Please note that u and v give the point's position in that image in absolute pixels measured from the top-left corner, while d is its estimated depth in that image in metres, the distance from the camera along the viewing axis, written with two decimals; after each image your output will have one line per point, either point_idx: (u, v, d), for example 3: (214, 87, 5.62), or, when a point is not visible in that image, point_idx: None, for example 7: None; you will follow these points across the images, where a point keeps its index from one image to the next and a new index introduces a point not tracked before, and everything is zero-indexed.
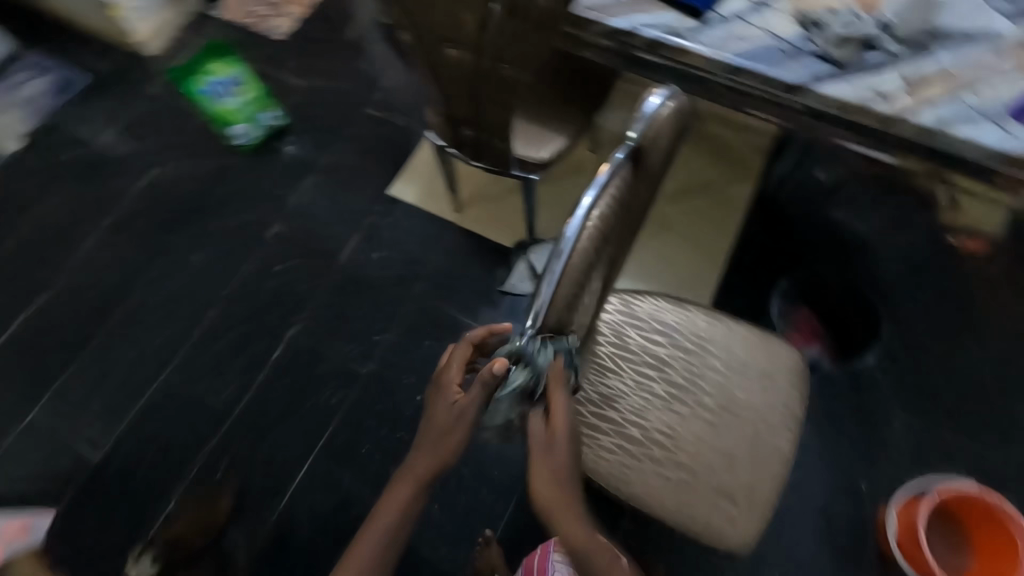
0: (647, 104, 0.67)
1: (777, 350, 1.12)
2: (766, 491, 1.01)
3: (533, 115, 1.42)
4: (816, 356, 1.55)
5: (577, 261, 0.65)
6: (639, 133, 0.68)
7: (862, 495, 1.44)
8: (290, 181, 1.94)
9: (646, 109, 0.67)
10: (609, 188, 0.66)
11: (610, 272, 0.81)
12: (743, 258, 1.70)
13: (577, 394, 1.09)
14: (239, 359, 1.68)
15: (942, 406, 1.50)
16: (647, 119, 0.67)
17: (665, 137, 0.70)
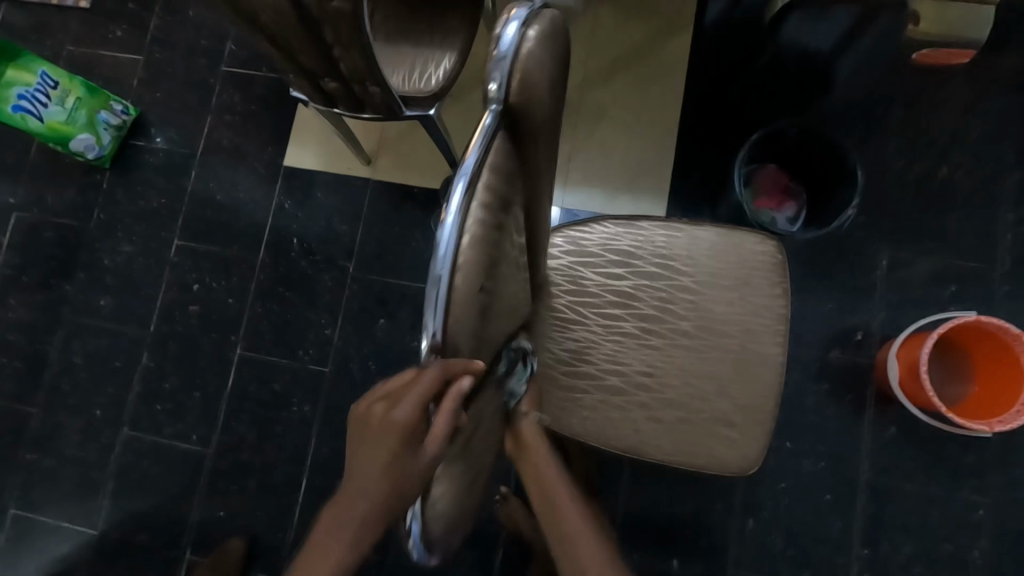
0: (501, 42, 0.49)
1: (748, 246, 0.99)
2: (764, 404, 0.95)
3: (407, 36, 1.15)
4: (793, 215, 1.41)
5: (466, 279, 0.50)
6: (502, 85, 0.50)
7: (857, 344, 1.39)
8: (170, 184, 1.66)
9: (501, 48, 0.49)
10: (480, 176, 0.50)
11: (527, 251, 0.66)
12: (693, 127, 1.50)
13: (544, 360, 0.97)
14: (196, 395, 1.56)
15: (925, 231, 1.41)
16: (506, 59, 0.49)
17: (541, 76, 0.52)
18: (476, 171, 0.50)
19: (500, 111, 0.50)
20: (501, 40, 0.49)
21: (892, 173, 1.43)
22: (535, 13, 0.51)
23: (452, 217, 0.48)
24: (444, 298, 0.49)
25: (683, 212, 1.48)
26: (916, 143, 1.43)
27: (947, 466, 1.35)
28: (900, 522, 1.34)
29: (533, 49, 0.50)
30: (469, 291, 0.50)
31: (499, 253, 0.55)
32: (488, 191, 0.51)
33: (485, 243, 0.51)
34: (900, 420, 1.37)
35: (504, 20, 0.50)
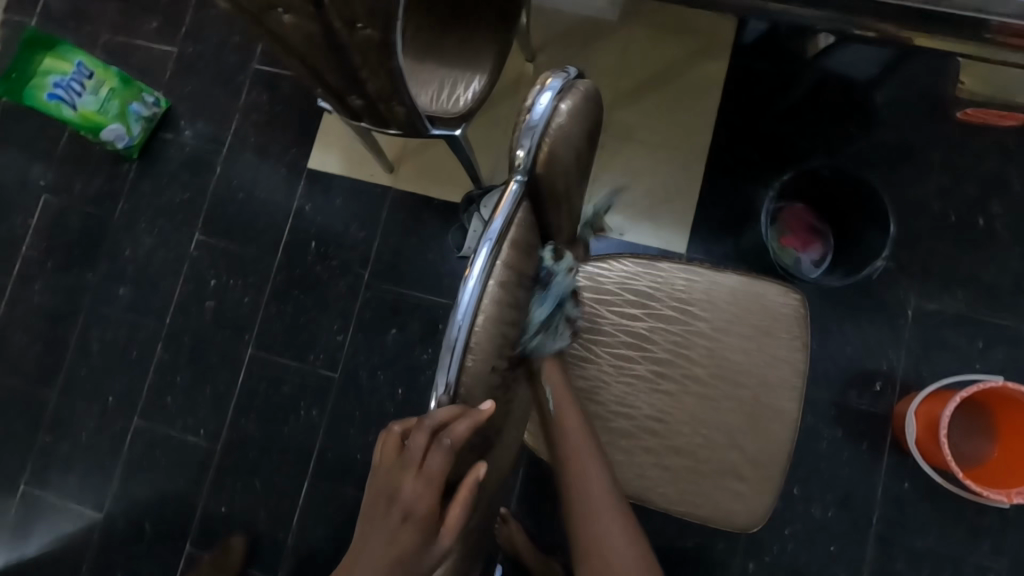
0: (535, 110, 0.56)
1: (769, 296, 0.96)
2: (775, 457, 0.93)
3: (437, 54, 1.14)
4: (818, 254, 1.37)
5: (485, 340, 0.50)
6: (533, 148, 0.55)
7: (876, 391, 1.34)
8: (194, 178, 1.68)
9: (535, 115, 0.56)
10: (507, 234, 0.53)
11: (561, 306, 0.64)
12: (723, 157, 1.47)
13: None
14: (206, 389, 1.58)
15: (957, 279, 1.35)
16: (537, 126, 0.56)
17: (567, 142, 0.58)
18: (503, 222, 0.53)
19: (528, 169, 0.55)
20: (534, 108, 0.56)
21: (926, 217, 1.38)
22: (569, 87, 0.58)
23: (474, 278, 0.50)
24: (461, 344, 0.49)
25: (705, 242, 1.45)
26: (954, 188, 1.38)
27: (965, 526, 1.28)
28: None
29: (562, 119, 0.57)
30: (485, 341, 0.50)
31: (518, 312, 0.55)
32: (513, 243, 0.53)
33: (506, 293, 0.52)
34: (916, 474, 1.31)
35: (536, 91, 0.57)
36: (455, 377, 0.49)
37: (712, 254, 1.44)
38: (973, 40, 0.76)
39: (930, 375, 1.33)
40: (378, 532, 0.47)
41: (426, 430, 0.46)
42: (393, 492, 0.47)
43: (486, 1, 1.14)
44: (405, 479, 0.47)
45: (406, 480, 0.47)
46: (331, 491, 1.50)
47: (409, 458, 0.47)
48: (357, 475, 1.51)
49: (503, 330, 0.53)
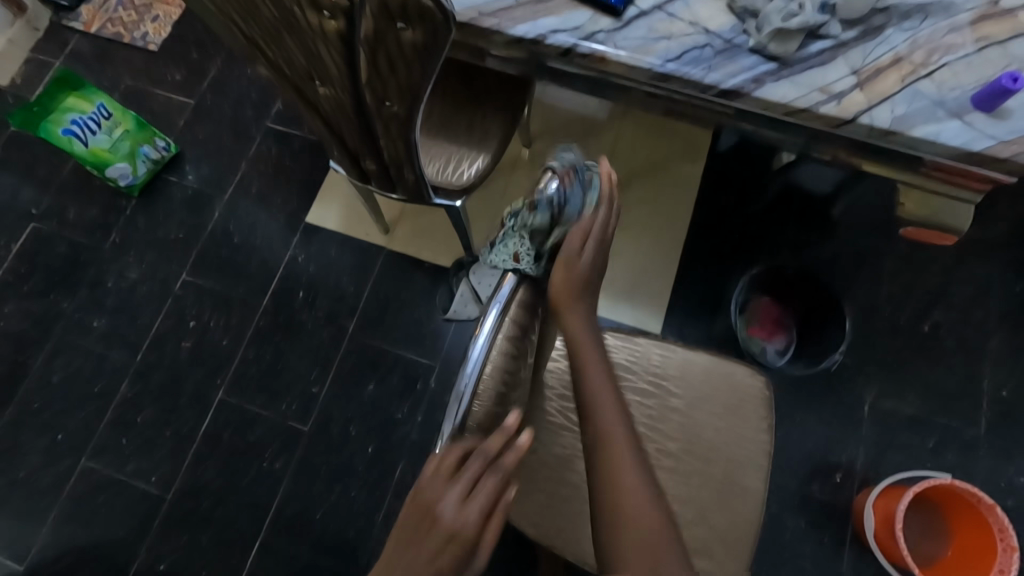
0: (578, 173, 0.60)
1: (738, 376, 1.02)
2: (744, 539, 0.93)
3: (447, 133, 1.25)
4: (783, 346, 1.45)
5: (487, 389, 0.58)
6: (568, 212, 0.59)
7: (836, 481, 1.38)
8: (192, 219, 1.72)
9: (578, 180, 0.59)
10: (515, 299, 0.61)
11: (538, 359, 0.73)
12: (697, 248, 1.60)
13: (531, 463, 0.97)
14: (166, 431, 1.52)
15: (907, 379, 1.45)
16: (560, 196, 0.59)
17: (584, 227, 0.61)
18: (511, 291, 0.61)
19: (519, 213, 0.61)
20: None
21: (878, 318, 1.50)
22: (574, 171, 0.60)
23: (484, 335, 0.59)
24: (470, 392, 0.56)
25: (678, 324, 1.54)
26: (901, 295, 1.52)
27: None
28: None
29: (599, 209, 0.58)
30: (489, 392, 0.58)
31: (518, 361, 0.62)
32: (519, 304, 0.62)
33: (510, 347, 0.61)
34: (876, 569, 1.32)
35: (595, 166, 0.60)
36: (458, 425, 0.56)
37: (685, 336, 1.52)
38: (907, 170, 0.89)
39: (887, 470, 1.39)
40: (418, 550, 0.49)
41: (482, 459, 0.50)
42: (437, 512, 0.50)
43: (496, 93, 1.27)
44: (452, 501, 0.49)
45: (453, 503, 0.49)
46: (283, 552, 1.42)
47: (462, 480, 0.50)
48: (314, 536, 1.44)
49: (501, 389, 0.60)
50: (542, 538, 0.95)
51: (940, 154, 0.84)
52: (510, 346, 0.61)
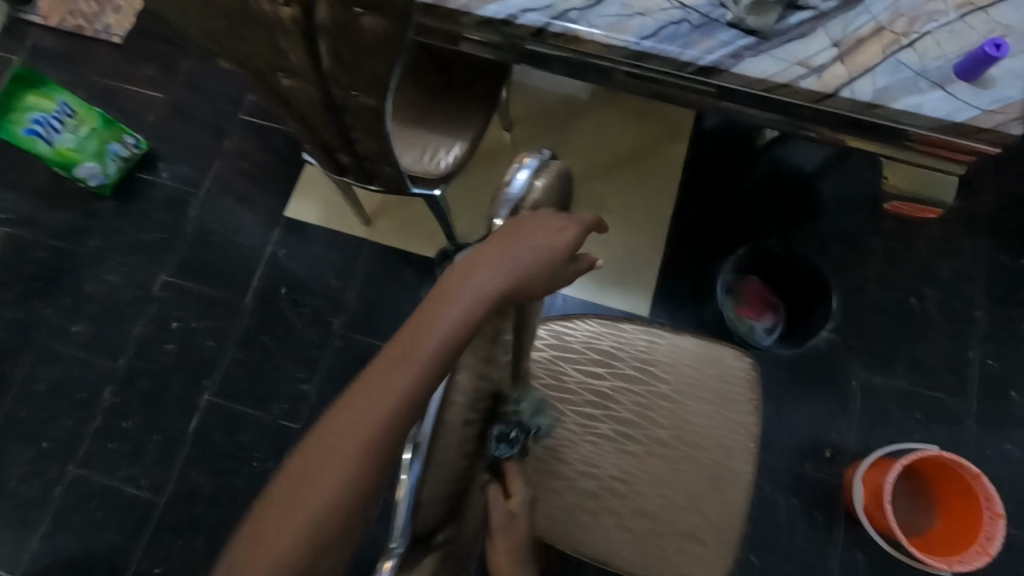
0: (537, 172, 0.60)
1: (725, 361, 1.01)
2: (733, 524, 0.94)
3: (424, 121, 1.22)
4: (773, 324, 1.45)
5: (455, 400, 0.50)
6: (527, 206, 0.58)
7: (826, 458, 1.39)
8: (169, 219, 1.67)
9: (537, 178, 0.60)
10: None
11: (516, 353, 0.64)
12: (684, 230, 1.58)
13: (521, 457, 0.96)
14: (154, 437, 1.50)
15: (895, 354, 1.46)
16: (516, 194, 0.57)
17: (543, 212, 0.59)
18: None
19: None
20: (512, 180, 0.58)
21: (867, 295, 1.50)
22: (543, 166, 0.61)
23: None
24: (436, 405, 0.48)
25: (668, 308, 1.52)
26: (889, 270, 1.52)
27: None
28: None
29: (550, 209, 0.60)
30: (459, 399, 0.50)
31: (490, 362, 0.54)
32: None
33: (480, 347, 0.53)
34: (867, 543, 1.34)
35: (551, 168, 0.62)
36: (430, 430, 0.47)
37: (675, 320, 1.51)
38: (891, 145, 0.88)
39: (878, 446, 1.40)
40: (526, 246, 0.46)
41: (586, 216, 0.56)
42: (540, 227, 0.49)
43: (473, 78, 1.23)
44: (555, 223, 0.51)
45: (556, 223, 0.50)
46: None
47: (572, 218, 0.53)
48: None
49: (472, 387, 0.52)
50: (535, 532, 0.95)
51: (924, 128, 0.83)
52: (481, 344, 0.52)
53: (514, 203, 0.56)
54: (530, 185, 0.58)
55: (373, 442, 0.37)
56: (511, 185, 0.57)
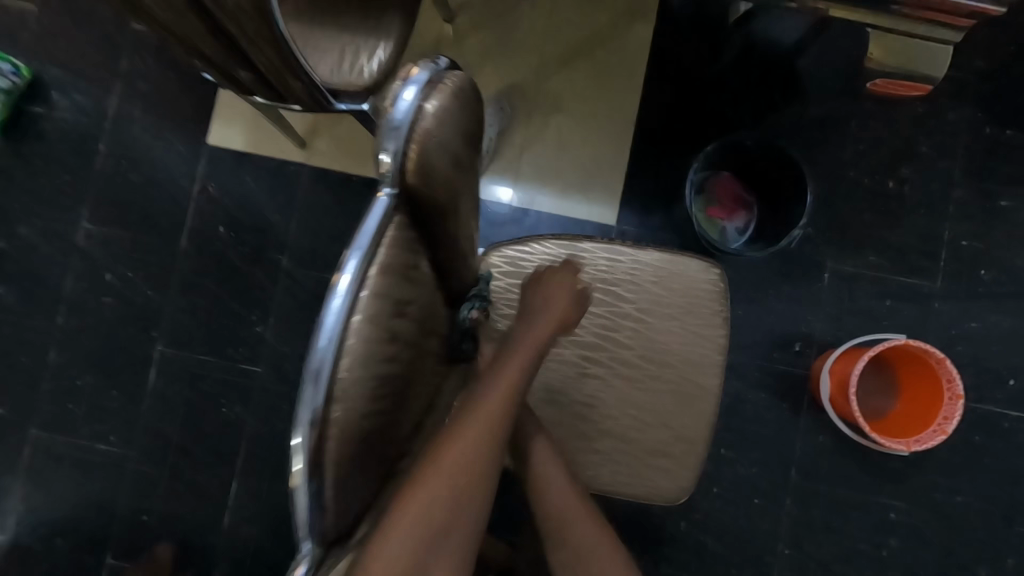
0: (427, 81, 0.54)
1: (690, 274, 0.95)
2: (700, 434, 0.93)
3: (340, 20, 1.03)
4: (744, 223, 1.37)
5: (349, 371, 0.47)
6: (423, 128, 0.52)
7: (795, 350, 1.40)
8: (76, 159, 1.48)
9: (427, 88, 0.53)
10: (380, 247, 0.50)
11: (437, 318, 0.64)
12: (651, 125, 1.44)
13: None
14: (114, 393, 1.45)
15: (867, 243, 1.41)
16: (403, 122, 0.52)
17: (442, 142, 0.54)
18: (378, 229, 0.50)
19: (397, 176, 0.52)
20: (398, 102, 0.52)
21: (843, 182, 1.42)
22: (435, 80, 0.54)
23: (340, 298, 0.47)
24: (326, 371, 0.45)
25: (635, 214, 1.43)
26: (866, 151, 1.42)
27: (873, 471, 1.38)
28: (824, 524, 1.38)
29: (449, 130, 0.55)
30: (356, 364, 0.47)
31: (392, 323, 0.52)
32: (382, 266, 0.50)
33: (378, 310, 0.49)
34: (831, 427, 1.39)
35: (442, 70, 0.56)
36: (323, 408, 0.45)
37: (643, 226, 1.43)
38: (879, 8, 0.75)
39: (846, 336, 1.40)
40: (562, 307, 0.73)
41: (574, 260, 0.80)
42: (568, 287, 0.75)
43: None
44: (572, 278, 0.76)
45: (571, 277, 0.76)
46: (262, 490, 1.43)
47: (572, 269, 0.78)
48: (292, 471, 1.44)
49: (375, 358, 0.50)
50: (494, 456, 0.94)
51: None
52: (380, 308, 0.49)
53: (404, 134, 0.51)
54: (419, 107, 0.52)
55: (453, 486, 0.55)
56: (396, 107, 0.52)
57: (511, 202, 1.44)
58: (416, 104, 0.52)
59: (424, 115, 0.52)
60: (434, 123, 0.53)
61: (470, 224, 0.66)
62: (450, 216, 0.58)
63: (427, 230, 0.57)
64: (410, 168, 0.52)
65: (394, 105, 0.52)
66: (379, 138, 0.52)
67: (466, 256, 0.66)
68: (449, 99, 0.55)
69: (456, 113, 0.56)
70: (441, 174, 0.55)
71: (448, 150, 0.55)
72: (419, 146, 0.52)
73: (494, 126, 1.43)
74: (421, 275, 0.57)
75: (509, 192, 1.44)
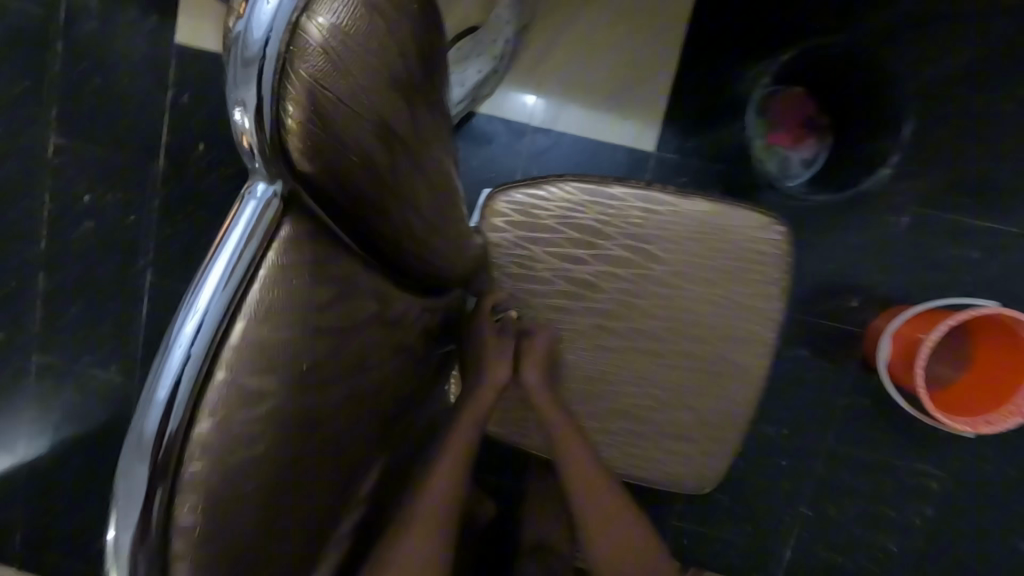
0: None
1: (744, 231, 0.76)
2: (733, 421, 0.79)
3: None
4: (812, 153, 1.12)
5: (199, 452, 0.32)
6: (311, 58, 0.33)
7: (852, 305, 1.21)
8: (34, 59, 1.29)
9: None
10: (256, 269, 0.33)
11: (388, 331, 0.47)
12: (708, 22, 1.15)
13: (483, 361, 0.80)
14: (107, 323, 1.38)
15: (960, 181, 1.16)
16: (276, 40, 0.31)
17: (348, 81, 0.35)
18: (244, 243, 0.33)
19: (275, 141, 0.33)
20: (253, 7, 0.31)
21: (943, 103, 1.14)
22: None
23: (181, 347, 0.31)
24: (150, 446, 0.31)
25: (676, 137, 1.19)
26: (979, 62, 1.12)
27: (918, 439, 1.23)
28: (852, 488, 1.25)
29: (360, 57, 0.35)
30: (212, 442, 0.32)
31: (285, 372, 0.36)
32: (256, 306, 0.33)
33: (252, 360, 0.33)
34: (878, 391, 1.23)
35: None
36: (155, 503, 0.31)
37: (684, 153, 1.20)
38: None
39: (914, 292, 1.19)
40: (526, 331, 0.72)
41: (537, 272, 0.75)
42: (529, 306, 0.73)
43: None
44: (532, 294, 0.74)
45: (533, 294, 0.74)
46: None
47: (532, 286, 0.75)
48: None
49: (259, 426, 0.34)
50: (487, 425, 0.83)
51: None
52: (258, 361, 0.34)
53: (269, 66, 0.31)
54: (291, 22, 0.31)
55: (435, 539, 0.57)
56: (250, 18, 0.31)
57: (529, 121, 1.22)
58: (284, 13, 0.31)
59: (309, 33, 0.32)
60: (321, 51, 0.33)
61: (429, 190, 0.47)
62: (383, 186, 0.40)
63: (345, 219, 0.40)
64: (286, 128, 0.33)
65: (246, 16, 0.31)
66: (229, 76, 0.32)
67: (422, 241, 0.48)
68: (348, 6, 0.34)
69: (366, 31, 0.35)
70: (346, 129, 0.35)
71: (356, 92, 0.35)
72: (296, 92, 0.33)
73: (513, 23, 1.10)
74: (345, 289, 0.40)
75: (527, 108, 1.21)
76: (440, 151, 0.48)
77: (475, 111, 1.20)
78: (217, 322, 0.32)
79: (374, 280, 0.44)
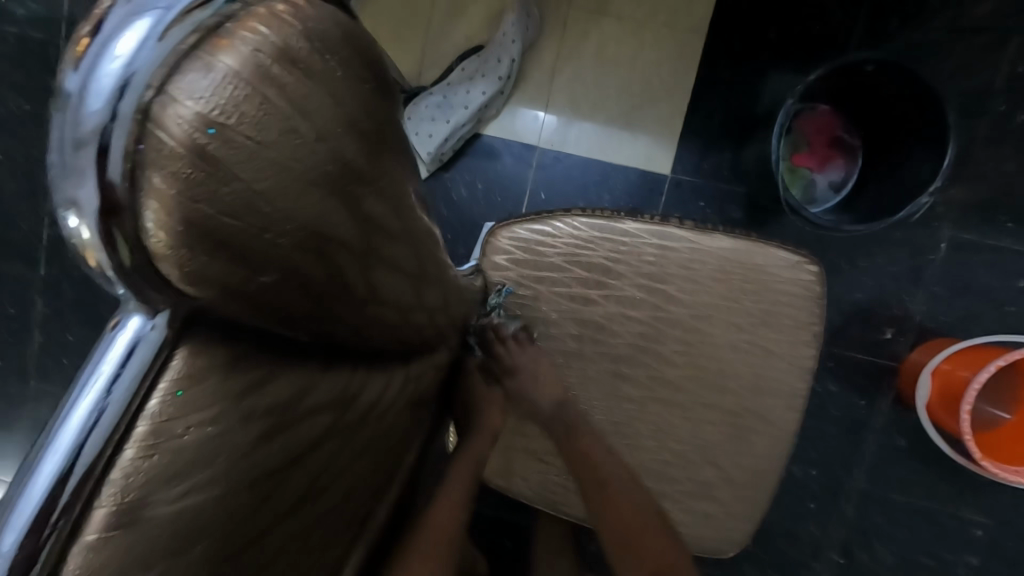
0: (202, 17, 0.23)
1: (769, 272, 0.68)
2: (759, 476, 0.72)
3: None
4: (839, 176, 1.04)
5: None
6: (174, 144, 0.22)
7: (885, 336, 1.12)
8: (34, 83, 1.27)
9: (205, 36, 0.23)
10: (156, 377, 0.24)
11: (365, 429, 0.38)
12: (728, 37, 1.09)
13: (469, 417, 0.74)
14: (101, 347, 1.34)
15: (1005, 204, 1.07)
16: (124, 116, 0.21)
17: (247, 169, 0.24)
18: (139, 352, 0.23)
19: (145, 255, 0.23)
20: (91, 67, 0.21)
21: (987, 120, 1.06)
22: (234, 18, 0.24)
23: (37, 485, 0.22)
24: None
25: (694, 157, 1.13)
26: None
27: (960, 481, 1.13)
28: (886, 532, 1.15)
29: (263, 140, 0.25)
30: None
31: (209, 509, 0.27)
32: (156, 425, 0.24)
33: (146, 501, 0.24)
34: (915, 429, 1.13)
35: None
36: None
37: (703, 173, 1.13)
38: None
39: (955, 322, 1.10)
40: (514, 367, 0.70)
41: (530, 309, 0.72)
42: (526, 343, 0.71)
43: None
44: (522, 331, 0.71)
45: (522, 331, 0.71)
46: None
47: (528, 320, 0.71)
48: None
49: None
50: (487, 477, 0.76)
51: None
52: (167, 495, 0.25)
53: (115, 150, 0.21)
54: (142, 108, 0.21)
55: None
56: (85, 81, 0.21)
57: (534, 142, 1.15)
58: (136, 103, 0.21)
59: (174, 110, 0.22)
60: (190, 155, 0.23)
61: (393, 276, 0.37)
62: (318, 302, 0.30)
63: (302, 323, 0.30)
64: (146, 258, 0.23)
65: (82, 77, 0.21)
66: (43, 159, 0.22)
67: (407, 321, 0.40)
68: (240, 84, 0.23)
69: (264, 123, 0.25)
70: (245, 253, 0.25)
71: (257, 205, 0.25)
72: (157, 209, 0.22)
73: (518, 40, 1.06)
74: (306, 395, 0.31)
75: (538, 125, 1.15)
76: (406, 224, 0.38)
77: (480, 132, 1.15)
78: (81, 485, 0.22)
79: (342, 380, 0.34)
